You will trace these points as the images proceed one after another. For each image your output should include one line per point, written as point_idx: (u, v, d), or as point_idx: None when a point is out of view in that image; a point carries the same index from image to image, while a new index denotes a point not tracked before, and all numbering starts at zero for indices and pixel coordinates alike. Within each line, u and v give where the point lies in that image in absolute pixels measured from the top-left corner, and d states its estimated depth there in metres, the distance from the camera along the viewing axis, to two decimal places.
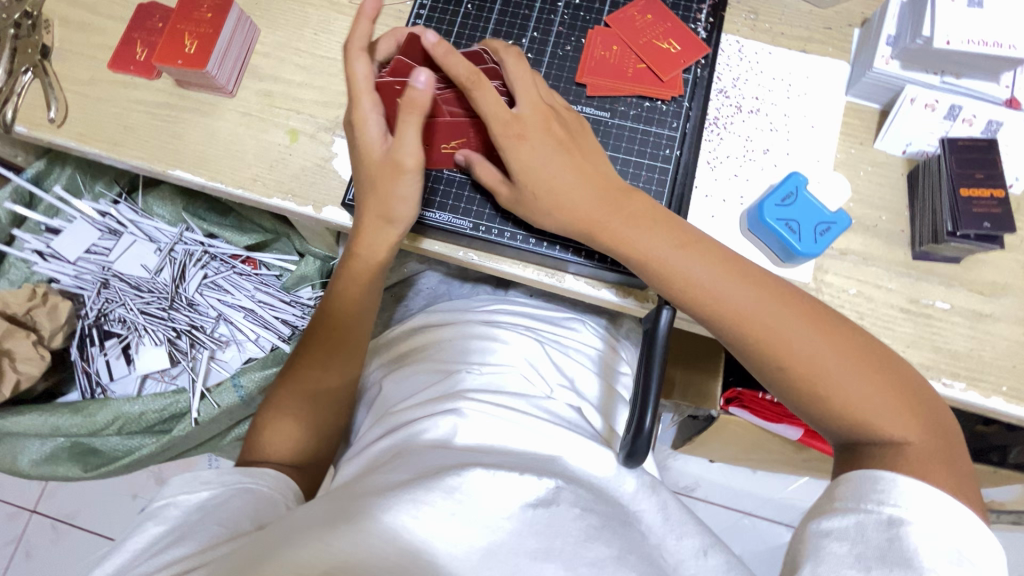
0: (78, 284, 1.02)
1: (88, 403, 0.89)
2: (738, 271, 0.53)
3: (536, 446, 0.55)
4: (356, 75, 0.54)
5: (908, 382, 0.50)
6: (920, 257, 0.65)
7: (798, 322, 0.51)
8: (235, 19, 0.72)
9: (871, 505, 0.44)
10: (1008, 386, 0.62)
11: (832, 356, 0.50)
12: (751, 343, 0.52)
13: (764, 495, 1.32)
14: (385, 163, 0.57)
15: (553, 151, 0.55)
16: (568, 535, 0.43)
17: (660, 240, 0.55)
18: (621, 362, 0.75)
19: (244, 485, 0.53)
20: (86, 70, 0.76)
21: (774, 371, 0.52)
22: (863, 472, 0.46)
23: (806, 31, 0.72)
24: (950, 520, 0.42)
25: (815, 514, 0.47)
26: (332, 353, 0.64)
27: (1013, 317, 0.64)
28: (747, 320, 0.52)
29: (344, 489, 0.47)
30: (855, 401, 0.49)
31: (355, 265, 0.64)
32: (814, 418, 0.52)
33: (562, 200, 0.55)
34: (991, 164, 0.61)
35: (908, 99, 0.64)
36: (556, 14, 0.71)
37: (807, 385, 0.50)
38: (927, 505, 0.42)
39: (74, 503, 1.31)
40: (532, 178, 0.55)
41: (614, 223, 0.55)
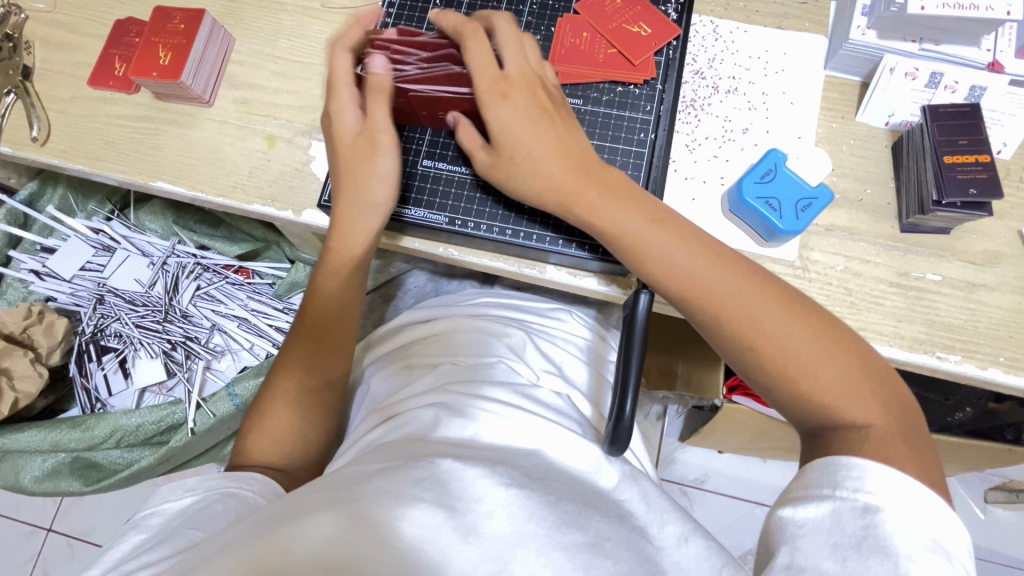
0: (75, 301, 1.04)
1: (86, 418, 0.90)
2: (711, 252, 0.52)
3: (514, 438, 0.54)
4: (336, 67, 0.59)
5: (878, 370, 0.49)
6: (908, 230, 0.64)
7: (768, 304, 0.50)
8: (209, 28, 0.73)
9: (846, 492, 0.43)
10: (1006, 356, 0.60)
11: (804, 340, 0.49)
12: (722, 325, 0.51)
13: (775, 483, 1.30)
14: (360, 143, 0.59)
15: (535, 119, 0.55)
16: (543, 519, 0.43)
17: (633, 217, 0.54)
18: (611, 350, 0.74)
19: (227, 489, 0.52)
20: (68, 88, 0.77)
21: (744, 355, 0.51)
22: (833, 458, 0.45)
23: (781, 7, 0.71)
24: (922, 508, 0.41)
25: (787, 500, 0.46)
26: (313, 351, 0.63)
27: (1008, 286, 0.62)
28: (719, 302, 0.51)
29: (315, 485, 0.46)
30: (825, 386, 0.48)
31: (333, 258, 0.62)
32: (781, 403, 0.51)
33: (537, 176, 0.55)
34: (976, 130, 0.60)
35: (887, 69, 0.62)
36: (525, 5, 0.70)
37: (775, 369, 0.49)
38: (900, 491, 0.41)
39: (87, 520, 1.32)
40: (512, 146, 0.55)
41: (591, 197, 0.54)
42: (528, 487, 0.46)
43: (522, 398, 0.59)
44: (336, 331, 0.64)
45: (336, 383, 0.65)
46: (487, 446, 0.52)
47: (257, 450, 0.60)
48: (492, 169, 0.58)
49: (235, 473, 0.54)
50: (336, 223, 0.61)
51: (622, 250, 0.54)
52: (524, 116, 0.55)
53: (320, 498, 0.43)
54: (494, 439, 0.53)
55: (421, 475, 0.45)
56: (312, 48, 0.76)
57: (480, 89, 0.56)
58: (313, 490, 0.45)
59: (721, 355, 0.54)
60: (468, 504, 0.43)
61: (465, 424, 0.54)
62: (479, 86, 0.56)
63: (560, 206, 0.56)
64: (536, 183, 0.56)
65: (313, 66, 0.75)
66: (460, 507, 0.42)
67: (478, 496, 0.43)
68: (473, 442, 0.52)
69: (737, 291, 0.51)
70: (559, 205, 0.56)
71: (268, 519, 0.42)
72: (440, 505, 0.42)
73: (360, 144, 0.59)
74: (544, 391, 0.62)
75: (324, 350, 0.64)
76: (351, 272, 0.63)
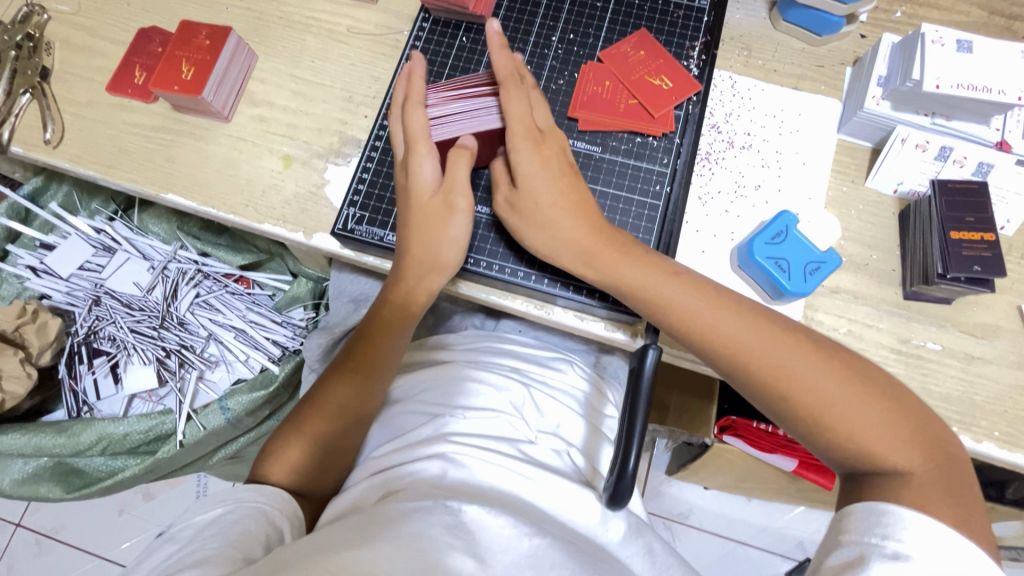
0: (69, 300, 1.03)
1: (72, 424, 0.89)
2: (730, 301, 0.55)
3: (527, 494, 0.57)
4: (412, 128, 0.60)
5: (914, 412, 0.50)
6: (911, 297, 0.65)
7: (796, 352, 0.52)
8: (233, 45, 0.73)
9: (875, 539, 0.44)
10: (1000, 431, 0.61)
11: (832, 384, 0.50)
12: (752, 374, 0.53)
13: (759, 524, 1.29)
14: (438, 202, 0.60)
15: (554, 177, 0.58)
16: (561, 567, 0.47)
17: (654, 274, 0.56)
18: (608, 404, 0.74)
19: (256, 505, 0.53)
20: (85, 92, 0.77)
21: (779, 403, 0.52)
22: (865, 504, 0.47)
23: (798, 68, 0.73)
24: (955, 553, 0.42)
25: (828, 544, 0.48)
26: (361, 373, 0.64)
27: (1004, 361, 0.63)
28: (745, 351, 0.53)
29: (346, 523, 0.48)
30: (856, 428, 0.49)
31: (386, 303, 0.64)
32: (814, 444, 0.52)
33: (550, 234, 0.58)
34: (982, 208, 0.61)
35: (899, 140, 0.64)
36: (549, 49, 0.71)
37: (807, 413, 0.51)
38: (932, 539, 0.43)
39: (58, 518, 1.28)
40: (532, 198, 0.58)
41: (605, 249, 0.57)
42: (547, 536, 0.49)
43: (525, 455, 0.61)
44: (378, 362, 0.65)
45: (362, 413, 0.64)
46: (496, 492, 0.56)
47: (274, 477, 0.59)
48: (510, 215, 0.60)
49: (262, 486, 0.56)
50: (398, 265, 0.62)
51: (643, 298, 0.56)
52: (533, 167, 0.58)
53: (353, 534, 0.45)
54: (502, 486, 0.57)
55: (448, 520, 0.47)
56: (333, 71, 0.76)
57: (516, 134, 0.58)
58: (338, 531, 0.47)
59: (756, 406, 0.55)
60: (494, 554, 0.46)
61: (471, 474, 0.57)
62: (510, 131, 0.59)
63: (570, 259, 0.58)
64: (549, 240, 0.58)
65: (334, 90, 0.75)
66: (487, 559, 0.45)
67: (502, 547, 0.46)
68: (484, 489, 0.56)
69: (757, 337, 0.53)
70: (579, 256, 0.58)
71: (301, 547, 0.44)
72: (471, 554, 0.45)
73: (445, 199, 0.60)
74: (543, 452, 0.63)
75: (359, 380, 0.64)
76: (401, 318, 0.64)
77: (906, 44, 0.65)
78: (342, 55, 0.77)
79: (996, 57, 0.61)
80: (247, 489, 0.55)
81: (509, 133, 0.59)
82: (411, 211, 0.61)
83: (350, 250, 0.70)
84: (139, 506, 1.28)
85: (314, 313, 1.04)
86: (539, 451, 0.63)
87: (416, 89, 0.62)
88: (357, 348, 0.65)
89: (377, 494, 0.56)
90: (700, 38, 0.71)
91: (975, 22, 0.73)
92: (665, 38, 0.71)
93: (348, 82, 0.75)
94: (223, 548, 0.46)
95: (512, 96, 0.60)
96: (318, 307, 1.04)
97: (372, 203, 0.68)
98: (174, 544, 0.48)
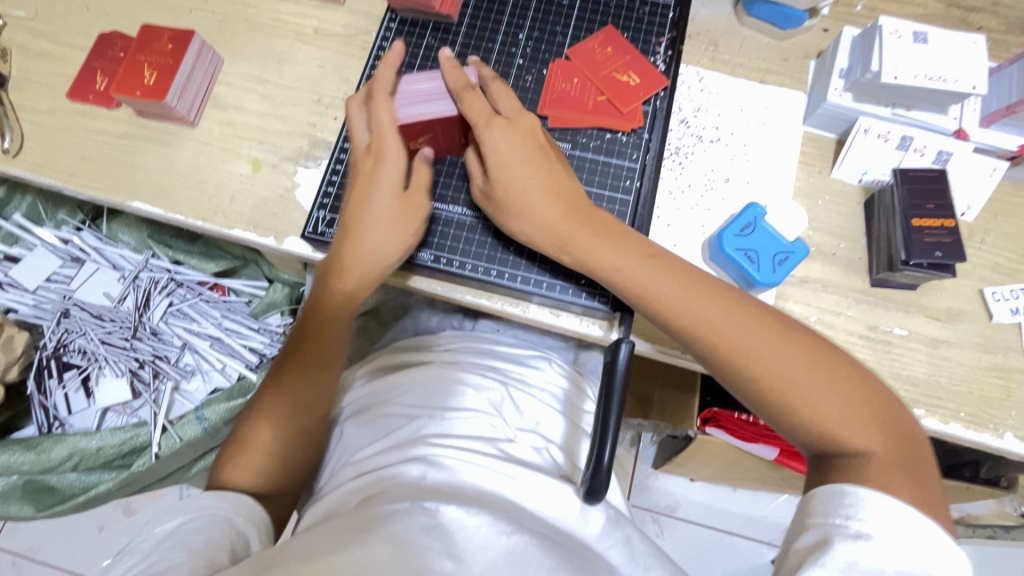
0: (37, 313, 1.01)
1: (42, 440, 0.88)
2: (706, 288, 0.55)
3: (506, 491, 0.57)
4: (380, 117, 0.60)
5: (876, 394, 0.51)
6: (878, 284, 0.66)
7: (773, 343, 0.52)
8: (197, 49, 0.72)
9: (839, 520, 0.45)
10: (965, 412, 0.63)
11: (796, 363, 0.51)
12: (723, 358, 0.53)
13: (745, 513, 1.31)
14: (407, 198, 0.62)
15: (523, 156, 0.58)
16: (540, 565, 0.47)
17: (628, 257, 0.56)
18: (588, 400, 0.74)
19: (220, 511, 0.52)
20: (45, 99, 0.75)
21: (749, 386, 0.52)
22: (827, 487, 0.48)
23: (764, 62, 0.74)
24: (913, 522, 0.44)
25: (795, 529, 0.48)
26: (315, 368, 0.64)
27: (968, 343, 0.65)
28: (720, 335, 0.53)
29: (324, 528, 0.48)
30: (829, 416, 0.50)
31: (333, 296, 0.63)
32: (782, 427, 0.52)
33: (529, 218, 0.58)
34: (942, 195, 0.63)
35: (861, 131, 0.65)
36: (518, 47, 0.72)
37: (775, 393, 0.51)
38: (891, 517, 0.44)
39: (35, 537, 1.25)
40: (508, 184, 0.58)
41: (583, 236, 0.57)
42: (525, 534, 0.49)
43: (503, 453, 0.61)
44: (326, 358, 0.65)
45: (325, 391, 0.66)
46: (475, 491, 0.56)
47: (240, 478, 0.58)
48: (484, 200, 0.61)
49: (224, 493, 0.55)
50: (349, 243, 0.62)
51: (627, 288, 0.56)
52: (512, 151, 0.58)
53: (333, 538, 0.45)
54: (482, 485, 0.57)
55: (424, 520, 0.47)
56: (301, 74, 0.75)
57: (477, 126, 0.58)
58: (316, 536, 0.46)
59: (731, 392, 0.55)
60: (471, 552, 0.46)
61: (451, 474, 0.57)
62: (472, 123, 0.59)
63: (553, 247, 0.58)
64: (529, 220, 0.58)
65: (302, 93, 0.74)
66: (464, 558, 0.45)
67: (477, 546, 0.46)
68: (463, 487, 0.55)
69: (732, 325, 0.53)
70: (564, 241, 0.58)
71: (277, 553, 0.44)
72: (448, 554, 0.45)
73: (411, 198, 0.62)
74: (521, 448, 0.63)
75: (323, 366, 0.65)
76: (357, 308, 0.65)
77: (866, 36, 0.66)
78: (310, 57, 0.76)
79: (951, 46, 0.63)
80: (209, 496, 0.54)
81: (481, 114, 0.59)
82: (357, 191, 0.62)
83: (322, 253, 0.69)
84: (119, 521, 1.25)
85: (291, 318, 1.02)
86: (517, 448, 0.63)
87: (385, 78, 0.60)
88: (308, 344, 0.65)
89: (357, 497, 0.55)
90: (666, 34, 0.71)
91: (931, 14, 0.75)
92: (631, 34, 0.72)
93: (316, 83, 0.75)
94: (187, 556, 0.46)
95: (470, 100, 0.59)
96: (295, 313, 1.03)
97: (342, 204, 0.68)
98: (134, 556, 0.47)
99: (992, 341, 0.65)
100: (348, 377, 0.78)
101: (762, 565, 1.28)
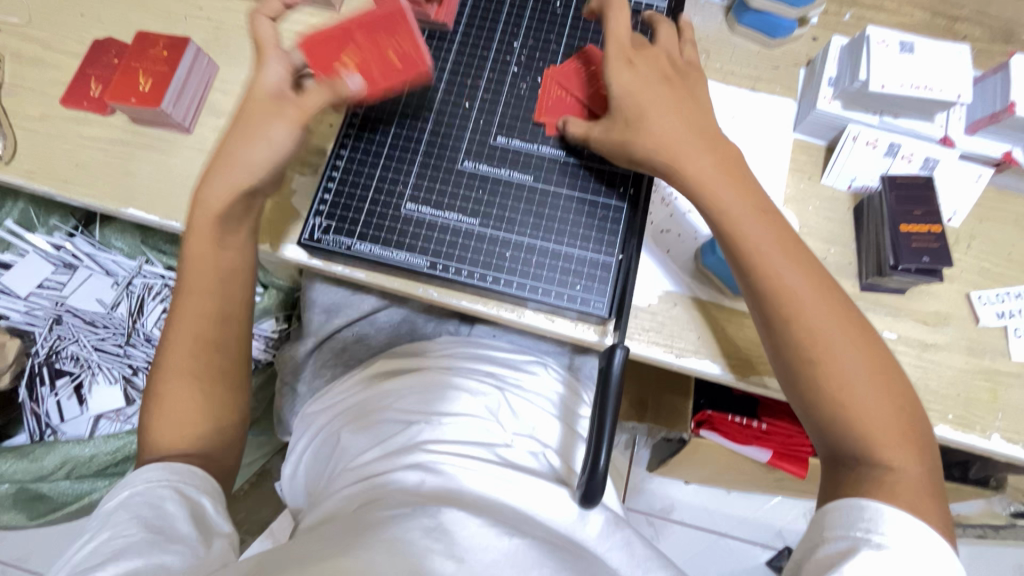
0: (29, 320, 1.01)
1: (34, 448, 0.87)
2: (794, 254, 0.54)
3: (504, 496, 0.58)
4: (262, 34, 0.63)
5: (913, 413, 0.51)
6: (867, 289, 0.67)
7: (844, 333, 0.52)
8: (192, 56, 0.72)
9: (860, 533, 0.45)
10: (954, 414, 0.64)
11: (854, 357, 0.51)
12: (796, 329, 0.52)
13: (739, 515, 1.32)
14: (275, 106, 0.61)
15: (654, 79, 0.59)
16: (541, 565, 0.47)
17: (741, 199, 0.56)
18: (583, 404, 0.75)
19: (169, 483, 0.51)
20: (39, 106, 0.75)
21: (803, 365, 0.52)
22: (847, 499, 0.48)
23: (754, 70, 0.75)
24: (928, 541, 0.44)
25: (811, 540, 0.48)
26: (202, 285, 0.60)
27: (956, 347, 0.66)
28: (800, 308, 0.52)
29: (327, 533, 0.48)
30: (868, 413, 0.50)
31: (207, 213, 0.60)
32: (817, 414, 0.52)
33: (663, 133, 0.57)
34: (929, 201, 0.64)
35: (851, 138, 0.67)
36: (512, 55, 0.72)
37: (835, 387, 0.51)
38: (908, 533, 0.44)
39: (24, 546, 1.23)
40: (653, 126, 0.58)
41: (718, 175, 0.56)
42: (524, 537, 0.49)
43: (500, 458, 0.62)
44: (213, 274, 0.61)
45: (229, 311, 0.61)
46: (473, 495, 0.56)
47: (161, 434, 0.56)
48: (605, 136, 0.61)
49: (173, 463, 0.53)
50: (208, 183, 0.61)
51: (736, 245, 0.55)
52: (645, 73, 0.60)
53: (336, 542, 0.45)
54: (481, 490, 0.57)
55: (426, 523, 0.47)
56: None
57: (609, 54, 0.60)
58: (320, 539, 0.47)
59: (776, 370, 0.55)
60: (472, 553, 0.46)
61: (449, 479, 0.57)
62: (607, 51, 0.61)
63: (666, 165, 0.57)
64: (664, 140, 0.57)
65: None
66: (467, 559, 0.45)
67: (479, 548, 0.46)
68: (461, 492, 0.56)
69: (816, 304, 0.53)
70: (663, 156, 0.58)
71: (278, 559, 0.44)
72: (451, 556, 0.45)
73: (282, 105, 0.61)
74: (519, 453, 0.63)
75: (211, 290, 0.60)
76: (224, 227, 0.61)
77: (853, 46, 0.67)
78: None
79: (937, 56, 0.64)
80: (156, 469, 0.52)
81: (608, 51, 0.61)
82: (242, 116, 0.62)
83: (318, 259, 0.69)
84: None
85: (286, 325, 1.02)
86: (514, 453, 0.63)
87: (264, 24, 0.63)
88: (191, 266, 0.61)
89: (356, 502, 0.55)
90: None
91: (918, 24, 0.77)
92: None
93: None
94: (142, 534, 0.46)
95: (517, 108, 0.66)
96: (290, 318, 1.04)
97: (338, 211, 0.68)
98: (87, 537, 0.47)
99: (980, 344, 0.66)
100: (341, 383, 0.78)
101: (757, 567, 1.29)
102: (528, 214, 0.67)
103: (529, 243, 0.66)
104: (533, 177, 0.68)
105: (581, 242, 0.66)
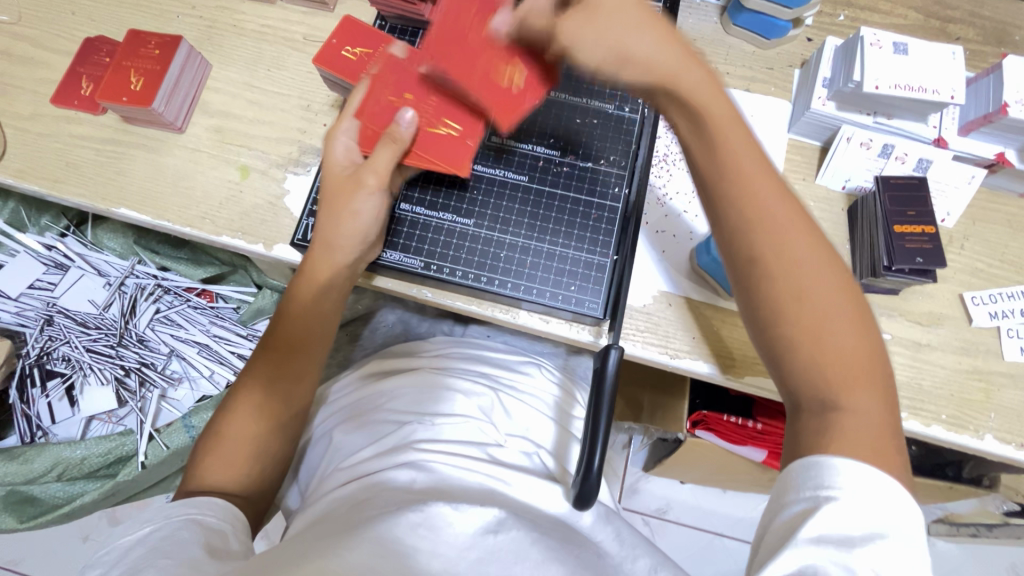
0: (20, 321, 1.00)
1: (24, 450, 0.88)
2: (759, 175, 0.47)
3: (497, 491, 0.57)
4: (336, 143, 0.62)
5: (876, 357, 0.45)
6: (861, 289, 0.67)
7: (813, 255, 0.45)
8: (185, 54, 0.71)
9: (812, 492, 0.41)
10: (947, 414, 0.64)
11: (821, 281, 0.45)
12: (752, 241, 0.46)
13: (735, 515, 1.32)
14: (349, 178, 0.61)
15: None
16: (528, 559, 0.46)
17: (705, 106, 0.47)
18: (577, 405, 0.75)
19: (189, 516, 0.49)
20: (29, 104, 0.74)
21: (768, 293, 0.45)
22: (800, 459, 0.43)
23: (750, 71, 0.75)
24: (881, 495, 0.40)
25: (769, 509, 0.44)
26: (303, 340, 0.62)
27: (949, 347, 0.66)
28: (762, 221, 0.46)
29: (310, 534, 0.48)
30: (828, 349, 0.44)
31: (319, 268, 0.62)
32: (777, 349, 0.46)
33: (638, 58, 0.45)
34: (922, 202, 0.63)
35: (844, 138, 0.67)
36: None
37: (801, 315, 0.44)
38: (864, 480, 0.40)
39: (15, 549, 1.20)
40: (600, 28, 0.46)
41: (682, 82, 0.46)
42: (514, 529, 0.48)
43: (491, 457, 0.61)
44: (302, 345, 0.62)
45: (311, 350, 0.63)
46: (466, 490, 0.55)
47: (210, 473, 0.55)
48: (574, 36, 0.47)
49: (197, 499, 0.51)
50: (323, 243, 0.62)
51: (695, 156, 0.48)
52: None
53: (329, 538, 0.45)
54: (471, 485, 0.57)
55: (413, 518, 0.46)
56: (292, 80, 0.75)
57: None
58: (305, 542, 0.46)
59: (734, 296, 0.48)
60: (457, 553, 0.45)
61: (440, 476, 0.57)
62: None
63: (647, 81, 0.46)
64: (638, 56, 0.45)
65: (292, 99, 0.74)
66: (450, 561, 0.44)
67: (466, 544, 0.46)
68: (455, 488, 0.55)
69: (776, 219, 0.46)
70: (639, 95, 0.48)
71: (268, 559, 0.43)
72: (434, 555, 0.44)
73: (343, 189, 0.61)
74: (510, 452, 0.63)
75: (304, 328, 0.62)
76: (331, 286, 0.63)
77: (847, 46, 0.67)
78: (300, 64, 0.76)
79: (930, 57, 0.64)
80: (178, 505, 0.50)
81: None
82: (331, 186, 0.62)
83: None
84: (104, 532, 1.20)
85: None
86: (507, 453, 0.63)
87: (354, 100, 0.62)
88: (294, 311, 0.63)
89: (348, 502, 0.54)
90: None
91: (911, 25, 0.77)
92: None
93: (305, 90, 0.74)
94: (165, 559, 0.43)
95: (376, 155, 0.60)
96: None
97: None
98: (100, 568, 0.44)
99: (972, 344, 0.66)
100: (338, 380, 0.78)
101: None
102: (517, 213, 0.67)
103: (523, 244, 0.66)
104: (526, 176, 0.68)
105: (575, 243, 0.66)
